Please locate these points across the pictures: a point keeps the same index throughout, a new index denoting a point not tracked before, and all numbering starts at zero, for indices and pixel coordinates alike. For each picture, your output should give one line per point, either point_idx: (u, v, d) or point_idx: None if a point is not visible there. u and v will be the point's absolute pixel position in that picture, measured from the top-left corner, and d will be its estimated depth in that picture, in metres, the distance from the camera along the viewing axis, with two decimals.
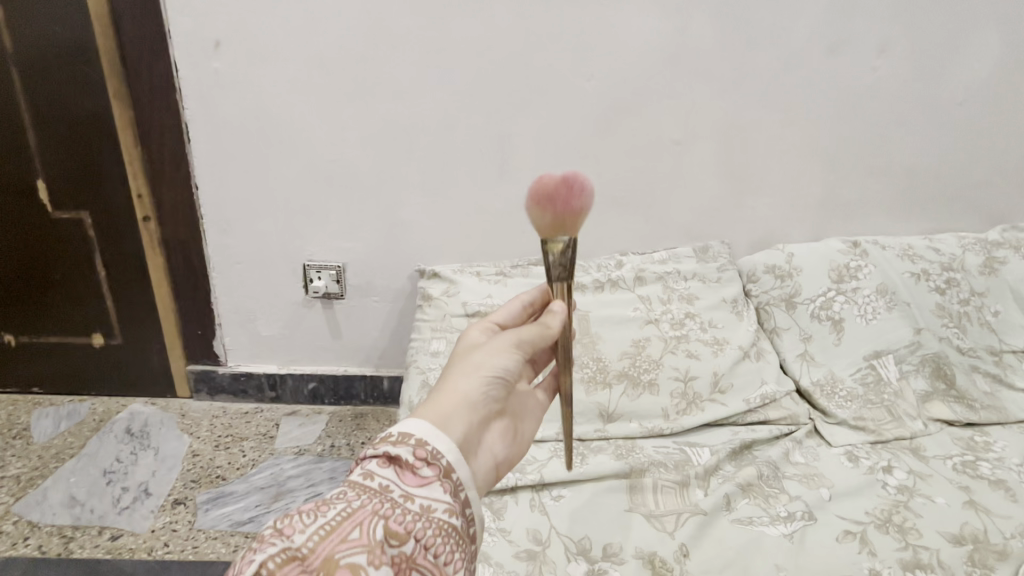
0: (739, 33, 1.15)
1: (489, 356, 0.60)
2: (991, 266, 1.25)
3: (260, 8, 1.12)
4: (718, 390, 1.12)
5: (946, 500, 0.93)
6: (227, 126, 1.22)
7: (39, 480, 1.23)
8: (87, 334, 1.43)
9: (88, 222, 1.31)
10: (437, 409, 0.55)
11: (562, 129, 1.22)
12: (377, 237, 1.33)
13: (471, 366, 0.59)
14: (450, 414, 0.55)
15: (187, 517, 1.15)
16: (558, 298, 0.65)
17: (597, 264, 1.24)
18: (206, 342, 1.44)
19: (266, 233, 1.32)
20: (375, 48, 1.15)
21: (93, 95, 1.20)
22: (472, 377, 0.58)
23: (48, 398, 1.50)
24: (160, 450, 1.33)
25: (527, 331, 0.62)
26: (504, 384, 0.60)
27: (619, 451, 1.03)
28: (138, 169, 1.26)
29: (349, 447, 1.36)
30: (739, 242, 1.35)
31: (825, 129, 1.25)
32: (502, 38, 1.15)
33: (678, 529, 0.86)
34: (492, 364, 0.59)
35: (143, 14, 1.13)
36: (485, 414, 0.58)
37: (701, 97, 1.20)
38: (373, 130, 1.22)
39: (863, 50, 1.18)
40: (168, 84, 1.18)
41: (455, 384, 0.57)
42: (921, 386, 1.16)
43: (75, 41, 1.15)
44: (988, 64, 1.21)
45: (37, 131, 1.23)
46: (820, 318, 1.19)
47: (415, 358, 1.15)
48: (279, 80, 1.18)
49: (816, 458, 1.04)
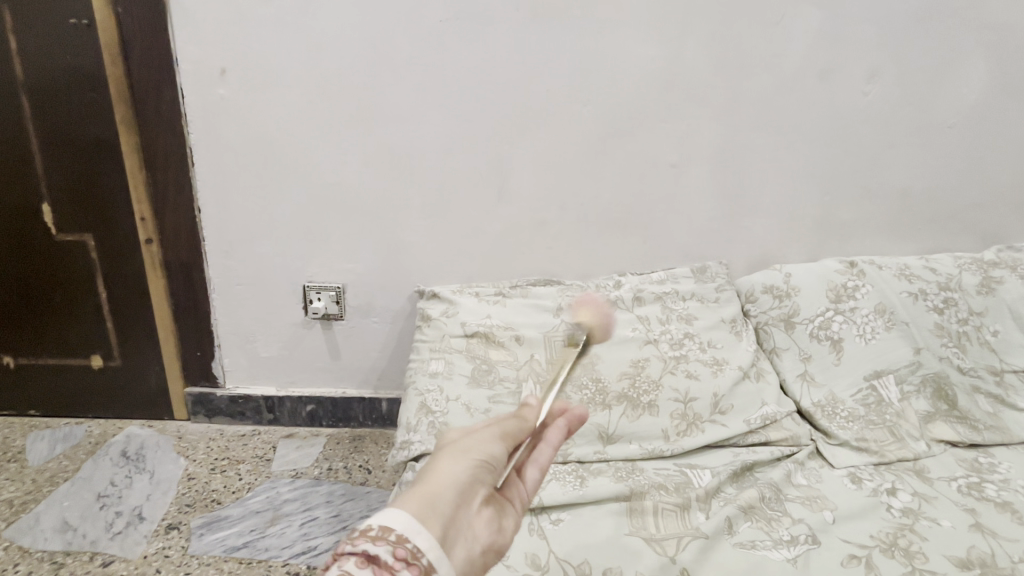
0: (732, 59, 1.19)
1: (477, 440, 0.54)
2: (988, 285, 1.25)
3: (266, 38, 1.16)
4: (719, 411, 1.11)
5: (952, 522, 0.92)
6: (231, 151, 1.24)
7: (32, 504, 1.22)
8: (86, 356, 1.43)
9: (91, 245, 1.33)
10: (420, 499, 0.47)
11: (560, 153, 1.24)
12: (377, 259, 1.34)
13: (458, 450, 0.53)
14: (433, 505, 0.47)
15: (181, 543, 1.13)
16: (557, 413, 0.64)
17: (595, 285, 1.26)
18: (205, 364, 1.44)
19: (267, 254, 1.33)
20: (377, 75, 1.18)
21: (101, 120, 1.22)
22: (459, 461, 0.52)
23: (44, 420, 1.49)
24: (155, 473, 1.31)
25: (513, 422, 0.58)
26: (495, 470, 0.54)
27: (619, 474, 1.01)
28: (143, 192, 1.28)
29: (346, 470, 1.35)
30: (737, 262, 1.36)
31: (818, 151, 1.27)
32: (502, 64, 1.18)
33: (679, 553, 0.85)
34: (481, 449, 0.53)
35: (152, 43, 1.16)
36: (472, 501, 0.51)
37: (696, 121, 1.23)
38: (374, 155, 1.24)
39: (852, 76, 1.21)
40: (174, 110, 1.21)
41: (440, 468, 0.51)
42: (923, 407, 1.15)
43: (86, 70, 1.19)
44: (977, 89, 1.23)
45: (44, 155, 1.26)
46: (820, 338, 1.19)
47: (414, 379, 1.12)
48: (283, 106, 1.20)
49: (818, 479, 1.03)
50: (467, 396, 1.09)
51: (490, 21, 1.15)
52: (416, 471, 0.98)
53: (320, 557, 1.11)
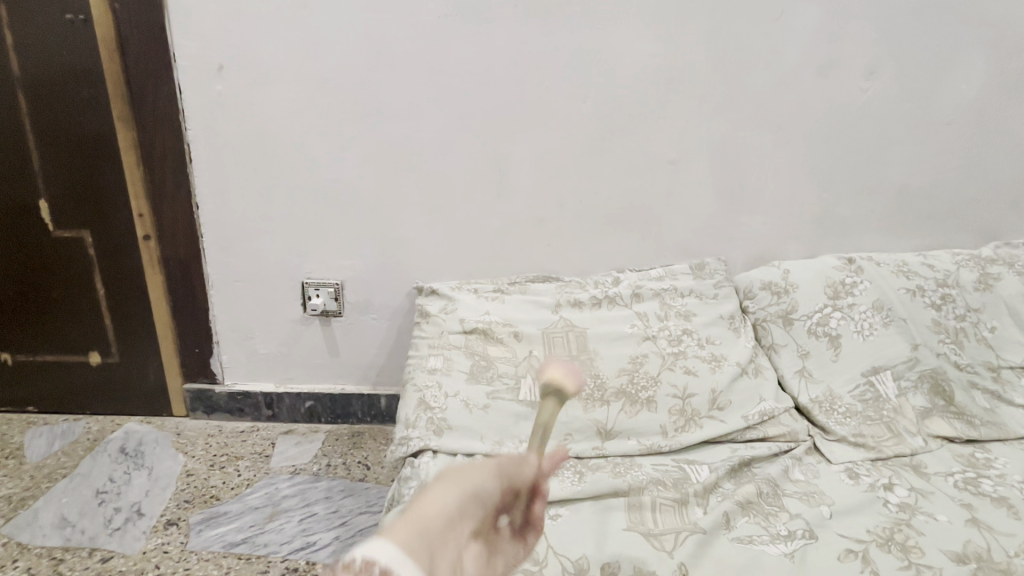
0: (731, 56, 1.18)
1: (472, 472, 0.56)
2: (985, 282, 1.25)
3: (263, 33, 1.15)
4: (717, 407, 1.11)
5: (948, 517, 0.92)
6: (229, 147, 1.24)
7: (31, 500, 1.22)
8: (84, 352, 1.43)
9: (89, 241, 1.32)
10: (409, 529, 0.48)
11: (559, 149, 1.24)
12: (375, 255, 1.33)
13: (452, 482, 0.54)
14: (421, 533, 0.48)
15: (180, 538, 1.13)
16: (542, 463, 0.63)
17: (594, 281, 1.26)
18: (204, 360, 1.44)
19: (265, 251, 1.33)
20: (375, 72, 1.18)
21: (98, 117, 1.22)
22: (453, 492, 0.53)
23: (43, 416, 1.48)
24: (153, 469, 1.31)
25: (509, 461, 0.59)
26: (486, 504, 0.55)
27: (617, 469, 1.02)
28: (141, 189, 1.27)
29: (345, 466, 1.35)
30: (735, 259, 1.36)
31: (817, 148, 1.27)
32: (501, 60, 1.17)
33: (677, 548, 0.85)
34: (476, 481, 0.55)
35: (150, 38, 1.16)
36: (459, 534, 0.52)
37: (695, 117, 1.23)
38: (372, 151, 1.24)
39: (851, 73, 1.21)
40: (171, 106, 1.20)
41: (433, 498, 0.51)
42: (921, 402, 1.15)
43: (83, 65, 1.18)
44: (975, 85, 1.23)
45: (42, 152, 1.25)
46: (818, 334, 1.20)
47: (412, 375, 1.12)
48: (281, 102, 1.20)
49: (816, 475, 1.03)
50: (465, 392, 1.09)
51: (489, 17, 1.14)
52: (415, 466, 0.99)
53: (319, 553, 1.12)
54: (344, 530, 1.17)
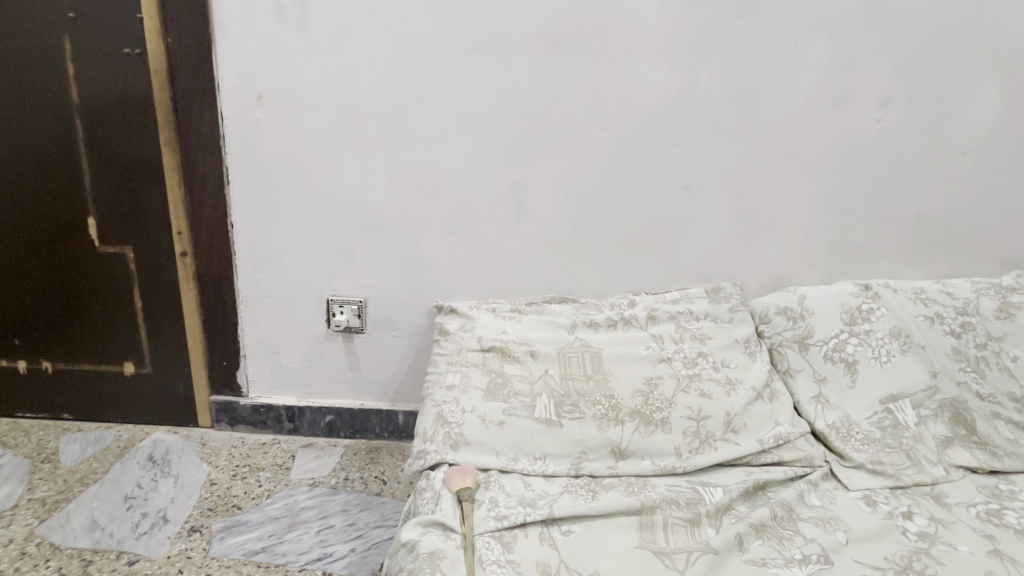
0: (744, 87, 1.23)
1: None
2: (1007, 311, 1.23)
3: (302, 65, 1.24)
4: (731, 430, 1.12)
5: (970, 548, 0.91)
6: (264, 170, 1.31)
7: (64, 503, 1.27)
8: (119, 362, 1.49)
9: (130, 257, 1.40)
10: None
11: (577, 175, 1.29)
12: (398, 274, 1.39)
13: None
14: None
15: (203, 545, 1.17)
16: (464, 489, 0.97)
17: (610, 303, 1.28)
18: (230, 373, 1.49)
19: (294, 269, 1.39)
20: (404, 101, 1.25)
21: (147, 142, 1.31)
22: None
23: (77, 423, 1.55)
24: (179, 477, 1.35)
25: None
26: None
27: (631, 488, 1.03)
28: (180, 208, 1.35)
29: (363, 480, 1.37)
30: (751, 284, 1.37)
31: (831, 175, 1.29)
32: (521, 90, 1.23)
33: (689, 567, 0.86)
34: None
35: (198, 71, 1.25)
36: None
37: (709, 146, 1.27)
38: (398, 175, 1.30)
39: (864, 103, 1.24)
40: (213, 133, 1.29)
41: None
42: (941, 431, 1.14)
43: (135, 95, 1.28)
44: (989, 116, 1.25)
45: (93, 172, 1.34)
46: (834, 359, 1.20)
47: (431, 391, 1.15)
48: (315, 129, 1.28)
49: (832, 501, 1.03)
50: (482, 408, 1.11)
51: (512, 51, 1.21)
52: (431, 479, 1.01)
53: (335, 564, 1.14)
54: (359, 543, 1.19)
